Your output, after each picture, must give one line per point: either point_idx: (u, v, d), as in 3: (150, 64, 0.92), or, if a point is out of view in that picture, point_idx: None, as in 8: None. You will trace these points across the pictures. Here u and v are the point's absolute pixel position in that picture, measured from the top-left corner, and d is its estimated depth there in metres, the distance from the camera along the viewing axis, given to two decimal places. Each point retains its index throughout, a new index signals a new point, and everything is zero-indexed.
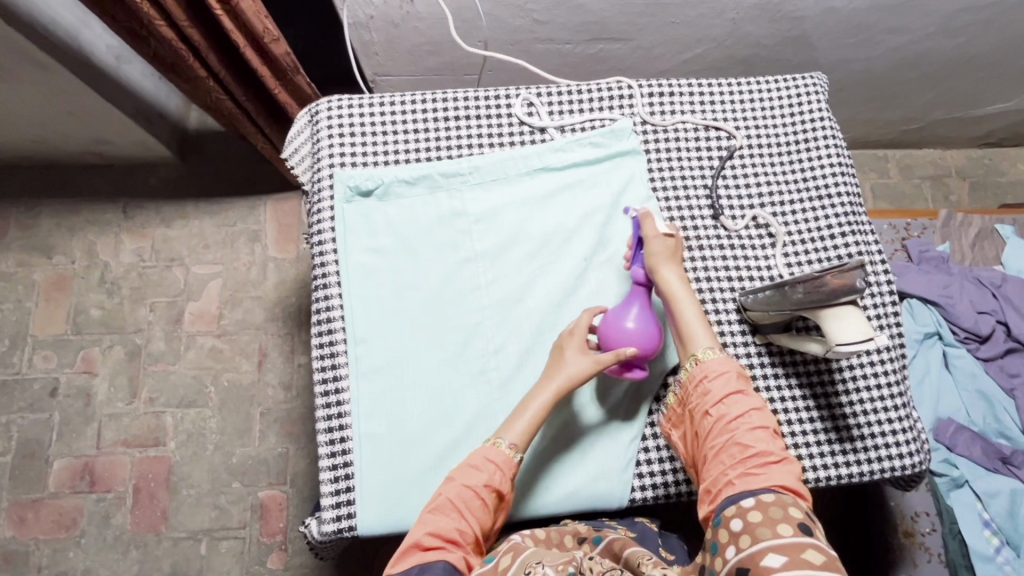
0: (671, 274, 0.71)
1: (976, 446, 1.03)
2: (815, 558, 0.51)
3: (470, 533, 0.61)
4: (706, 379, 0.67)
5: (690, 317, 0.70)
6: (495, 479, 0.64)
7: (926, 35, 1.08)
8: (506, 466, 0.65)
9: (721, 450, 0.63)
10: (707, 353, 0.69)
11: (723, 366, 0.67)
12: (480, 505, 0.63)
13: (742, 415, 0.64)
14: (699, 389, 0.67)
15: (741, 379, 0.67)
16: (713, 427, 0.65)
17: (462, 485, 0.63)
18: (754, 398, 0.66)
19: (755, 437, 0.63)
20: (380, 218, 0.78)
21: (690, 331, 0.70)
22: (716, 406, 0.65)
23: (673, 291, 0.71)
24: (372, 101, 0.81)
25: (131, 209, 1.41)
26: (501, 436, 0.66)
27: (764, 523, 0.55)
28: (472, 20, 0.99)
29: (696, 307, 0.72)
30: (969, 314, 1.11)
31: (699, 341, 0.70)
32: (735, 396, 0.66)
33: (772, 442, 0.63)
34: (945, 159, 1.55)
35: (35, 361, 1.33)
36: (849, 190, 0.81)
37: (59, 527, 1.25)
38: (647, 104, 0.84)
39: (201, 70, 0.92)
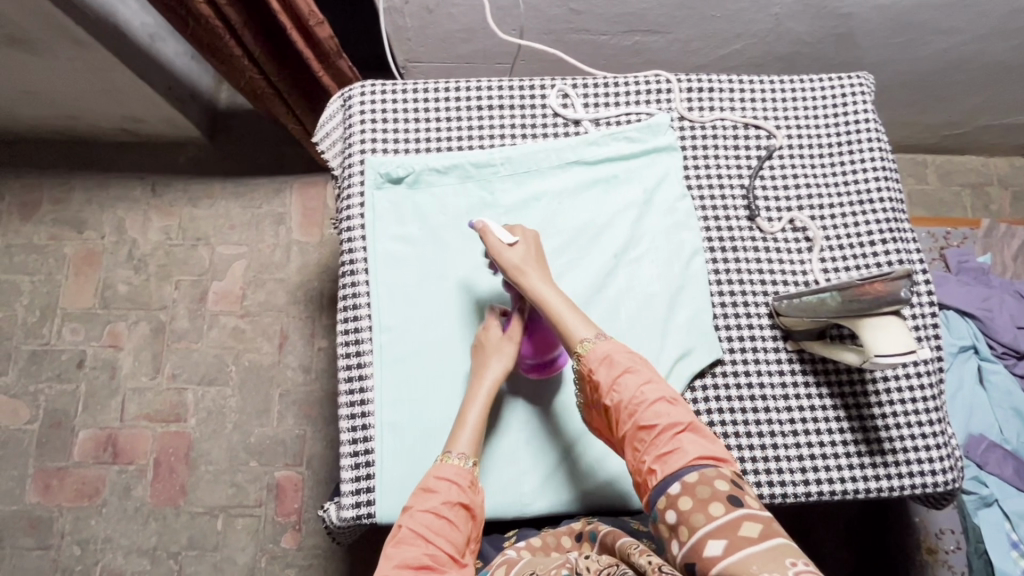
0: (530, 278, 0.69)
1: (1007, 465, 1.00)
2: (752, 530, 0.49)
3: (443, 554, 0.58)
4: (593, 371, 0.64)
5: (562, 313, 0.67)
6: (452, 495, 0.61)
7: (979, 36, 1.04)
8: (460, 477, 0.62)
9: (634, 440, 0.60)
10: (585, 346, 0.65)
11: (606, 349, 0.64)
12: (446, 524, 0.60)
13: (637, 394, 0.61)
14: (592, 381, 0.64)
15: (628, 357, 0.64)
16: (618, 418, 0.62)
17: (417, 509, 0.60)
18: (643, 370, 0.63)
19: (656, 414, 0.60)
20: (411, 206, 0.77)
21: (564, 328, 0.67)
22: (610, 397, 0.62)
23: (535, 294, 0.69)
24: (405, 86, 0.81)
25: (160, 187, 1.43)
26: (450, 451, 0.64)
27: (696, 508, 0.53)
28: (508, 7, 0.97)
29: (564, 298, 0.69)
30: (1007, 328, 1.07)
31: (578, 334, 0.66)
32: (624, 378, 0.62)
33: (672, 412, 0.60)
34: (988, 167, 1.50)
35: (64, 333, 1.36)
36: (892, 195, 0.79)
37: (82, 495, 1.28)
38: (685, 99, 0.82)
39: (237, 49, 0.92)
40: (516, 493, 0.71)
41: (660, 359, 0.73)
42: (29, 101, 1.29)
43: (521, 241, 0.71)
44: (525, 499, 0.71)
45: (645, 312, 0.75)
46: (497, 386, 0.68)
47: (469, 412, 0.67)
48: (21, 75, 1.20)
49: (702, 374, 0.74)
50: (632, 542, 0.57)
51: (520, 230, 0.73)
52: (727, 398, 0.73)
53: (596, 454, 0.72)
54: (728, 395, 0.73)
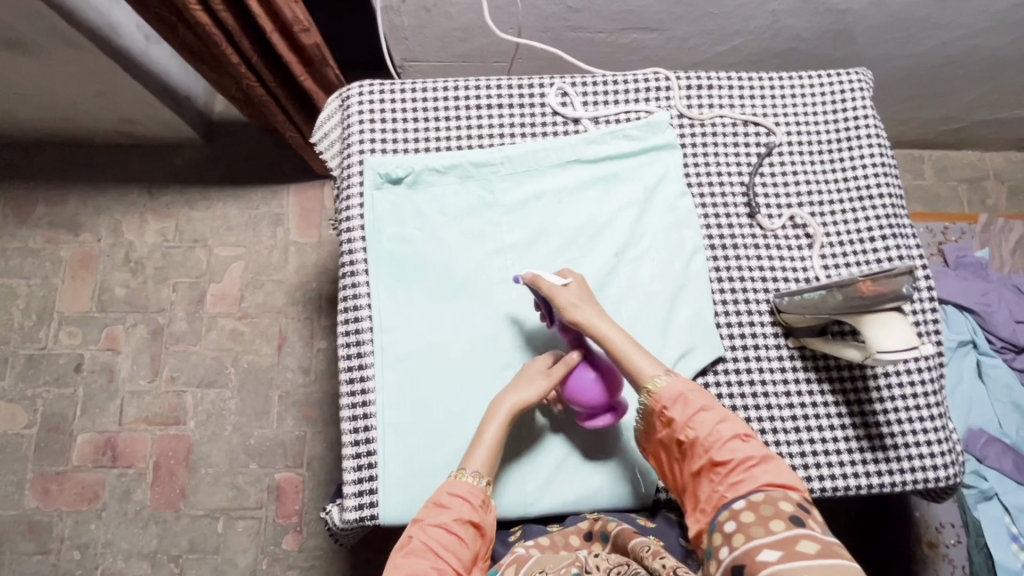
0: (589, 314, 0.68)
1: (1007, 459, 1.00)
2: (810, 547, 0.50)
3: (450, 569, 0.59)
4: (666, 408, 0.64)
5: (628, 351, 0.67)
6: (464, 512, 0.62)
7: (976, 32, 1.04)
8: (473, 496, 0.63)
9: (706, 474, 0.60)
10: (657, 382, 0.65)
11: (678, 387, 0.64)
12: (456, 541, 0.61)
13: (714, 431, 0.61)
14: (663, 418, 0.64)
15: (701, 394, 0.64)
16: (691, 453, 0.62)
17: (428, 523, 0.61)
18: (716, 407, 0.63)
19: (732, 451, 0.60)
20: (411, 207, 0.77)
21: (632, 366, 0.66)
22: (684, 432, 0.62)
23: (599, 332, 0.67)
24: (404, 85, 0.80)
25: (157, 190, 1.42)
26: (464, 468, 0.65)
27: (756, 522, 0.54)
28: (506, 6, 0.97)
29: (625, 334, 0.68)
30: (1005, 322, 1.07)
31: (647, 370, 0.66)
32: (700, 414, 0.62)
33: (748, 448, 0.60)
34: (984, 161, 1.51)
35: (61, 337, 1.35)
36: (892, 191, 0.79)
37: (82, 499, 1.27)
38: (684, 97, 0.82)
39: (234, 55, 0.92)
40: (521, 493, 0.70)
41: (663, 357, 0.73)
42: (24, 103, 1.28)
43: (575, 282, 0.70)
44: (531, 500, 0.70)
45: (646, 310, 0.75)
46: (516, 408, 0.67)
47: (486, 429, 0.66)
48: (17, 78, 1.19)
49: (704, 372, 0.74)
50: (644, 541, 0.60)
51: (571, 272, 0.72)
52: (729, 395, 0.74)
53: (596, 456, 0.72)
54: (730, 393, 0.74)
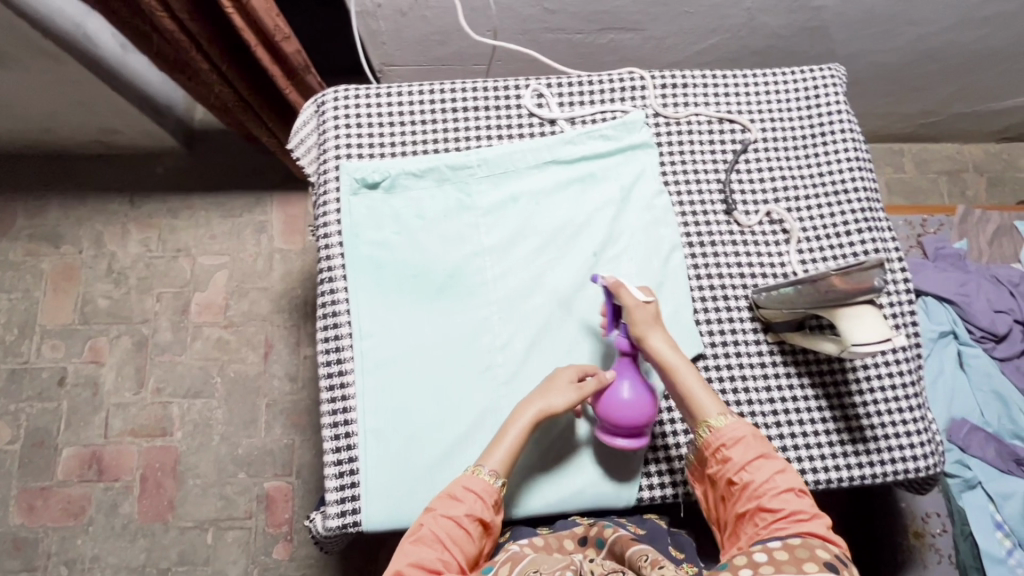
0: (658, 342, 0.67)
1: (989, 447, 1.01)
2: None
3: (454, 563, 0.59)
4: (724, 446, 0.64)
5: (692, 386, 0.66)
6: (476, 508, 0.62)
7: (950, 25, 1.05)
8: (487, 494, 0.63)
9: (752, 517, 0.60)
10: (719, 420, 0.65)
11: (738, 431, 0.64)
12: (464, 535, 0.61)
13: (769, 479, 0.61)
14: (718, 456, 0.64)
15: (762, 442, 0.64)
16: (741, 495, 0.62)
17: (442, 512, 0.61)
18: (775, 457, 0.63)
19: (785, 500, 0.60)
20: (388, 211, 0.77)
21: (694, 400, 0.66)
22: (739, 473, 0.62)
23: (665, 361, 0.67)
24: (379, 90, 0.80)
25: (138, 200, 1.41)
26: (481, 465, 0.64)
27: (790, 561, 0.54)
28: (482, 9, 0.97)
29: (693, 368, 0.67)
30: (985, 312, 1.08)
31: (707, 406, 0.66)
32: (758, 461, 0.62)
33: (802, 503, 0.60)
34: (963, 154, 1.52)
35: (44, 350, 1.33)
36: (866, 184, 0.80)
37: (68, 514, 1.26)
38: (659, 96, 0.82)
39: (203, 62, 0.91)
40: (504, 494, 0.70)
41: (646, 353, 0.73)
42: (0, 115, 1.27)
43: (652, 305, 0.69)
44: (518, 496, 0.70)
45: None
46: (542, 414, 0.66)
47: (510, 430, 0.65)
48: None
49: None
50: (642, 549, 0.61)
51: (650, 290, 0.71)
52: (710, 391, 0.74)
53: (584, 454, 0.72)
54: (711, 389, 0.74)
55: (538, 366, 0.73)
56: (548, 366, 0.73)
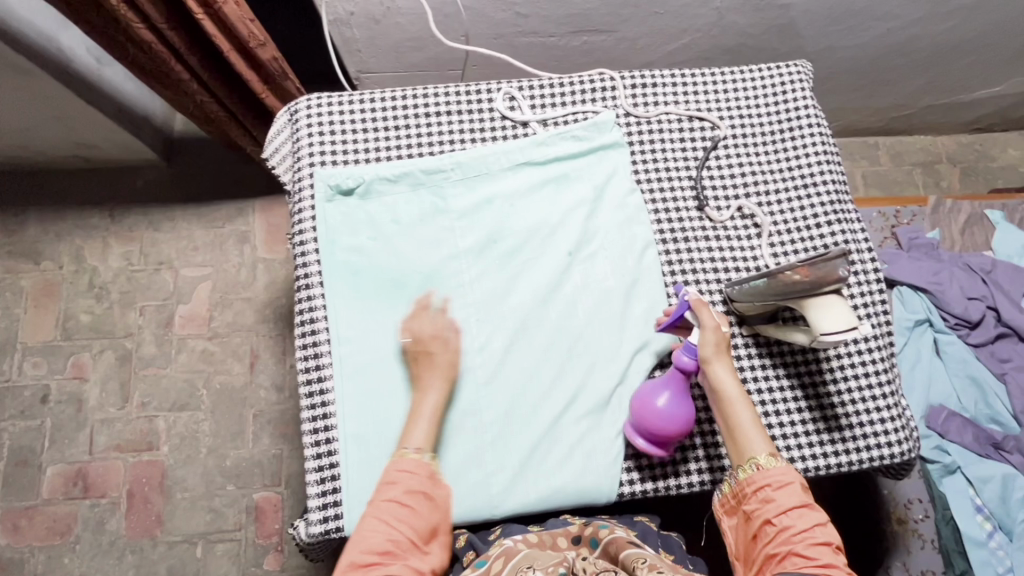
0: (721, 372, 0.68)
1: (967, 431, 1.03)
2: None
3: (405, 540, 0.60)
4: (767, 487, 0.63)
5: (745, 423, 0.66)
6: (412, 484, 0.63)
7: (914, 19, 1.08)
8: (421, 469, 0.64)
9: (782, 560, 0.59)
10: (767, 460, 0.64)
11: (785, 476, 0.63)
12: (408, 513, 0.61)
13: (806, 524, 0.60)
14: (761, 495, 0.63)
15: (806, 494, 0.63)
16: (775, 537, 0.61)
17: (383, 498, 0.62)
18: (817, 511, 0.62)
19: (818, 550, 0.59)
20: (363, 217, 0.77)
21: (745, 436, 0.66)
22: (779, 516, 0.61)
23: (725, 391, 0.67)
24: (351, 97, 0.80)
25: (118, 213, 1.40)
26: (405, 446, 0.65)
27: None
28: (454, 14, 0.98)
29: (749, 406, 0.67)
30: (959, 299, 1.10)
31: (756, 445, 0.65)
32: (800, 509, 0.61)
33: (836, 560, 0.59)
34: (936, 145, 1.55)
35: (26, 368, 1.32)
36: (835, 177, 0.81)
37: (53, 533, 1.25)
38: (629, 96, 0.83)
39: (184, 71, 0.92)
40: (485, 495, 0.70)
41: (621, 349, 0.75)
42: None
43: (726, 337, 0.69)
44: (500, 496, 0.70)
45: (602, 308, 0.76)
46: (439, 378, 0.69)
47: (423, 403, 0.68)
48: None
49: (662, 365, 0.76)
50: (638, 552, 0.60)
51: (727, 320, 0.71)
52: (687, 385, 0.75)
53: (563, 452, 0.72)
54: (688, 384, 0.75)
55: (517, 366, 0.74)
56: (526, 366, 0.74)
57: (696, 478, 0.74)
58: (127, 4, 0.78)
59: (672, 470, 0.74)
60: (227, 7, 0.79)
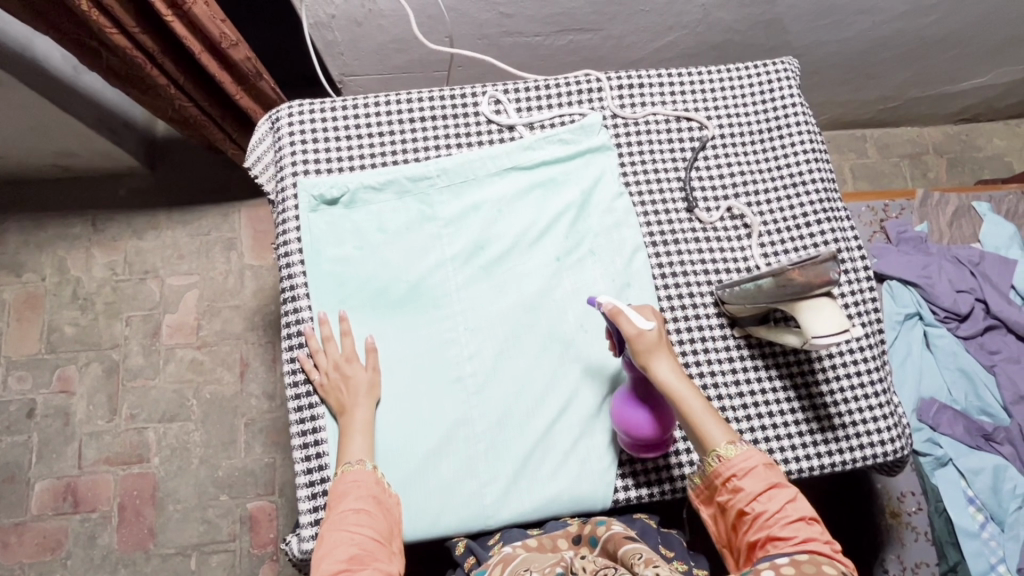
0: (664, 370, 0.64)
1: (958, 424, 1.04)
2: None
3: (369, 543, 0.60)
4: (734, 477, 0.62)
5: (699, 416, 0.64)
6: (363, 491, 0.63)
7: (898, 14, 1.08)
8: (367, 476, 0.65)
9: (763, 546, 0.59)
10: (728, 449, 0.63)
11: (749, 461, 0.63)
12: (366, 517, 0.62)
13: (780, 503, 0.60)
14: (729, 486, 0.63)
15: (772, 471, 0.63)
16: (752, 524, 0.61)
17: (339, 510, 0.62)
18: (787, 487, 0.62)
19: (796, 527, 0.59)
20: (349, 226, 0.76)
21: (703, 429, 0.64)
22: (751, 504, 0.61)
23: (672, 391, 0.65)
24: (334, 103, 0.79)
25: (101, 222, 1.37)
26: (347, 462, 0.66)
27: (807, 563, 0.54)
28: (437, 16, 0.97)
29: (698, 395, 0.65)
30: (948, 293, 1.10)
31: (715, 434, 0.64)
32: (770, 491, 0.61)
33: (813, 532, 0.59)
34: (923, 137, 1.56)
35: (10, 382, 1.30)
36: (824, 175, 0.81)
37: (44, 549, 1.23)
38: (616, 97, 0.83)
39: (160, 77, 0.89)
40: (478, 505, 0.70)
41: (612, 357, 0.74)
42: None
43: (658, 329, 0.65)
44: (495, 504, 0.70)
45: (591, 314, 0.75)
46: (363, 403, 0.69)
47: (354, 420, 0.69)
48: None
49: None
50: (636, 547, 0.59)
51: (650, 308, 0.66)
52: None
53: (555, 460, 0.71)
54: None
55: (509, 372, 0.73)
56: (517, 375, 0.73)
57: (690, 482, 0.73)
58: (97, 8, 0.75)
59: (667, 475, 0.73)
60: (197, 8, 0.77)
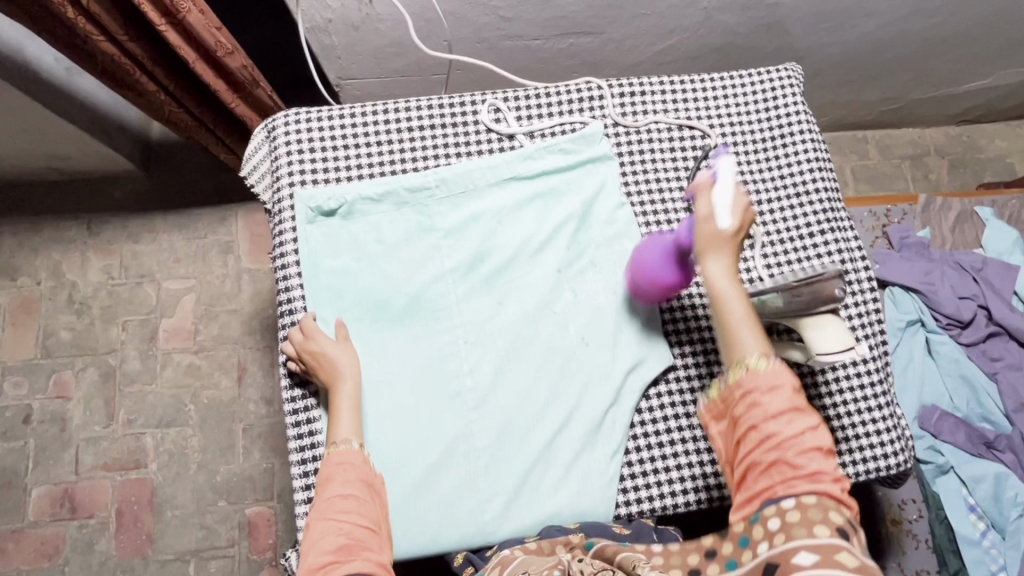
0: (716, 267, 0.60)
1: (960, 432, 1.04)
2: (851, 562, 0.46)
3: (359, 530, 0.57)
4: (754, 391, 0.56)
5: (739, 323, 0.58)
6: (351, 474, 0.61)
7: (902, 16, 1.07)
8: (356, 458, 0.62)
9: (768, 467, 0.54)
10: (757, 362, 0.57)
11: (776, 380, 0.56)
12: (354, 502, 0.59)
13: (797, 430, 0.54)
14: (747, 400, 0.56)
15: (798, 394, 0.56)
16: (762, 443, 0.54)
17: (326, 497, 0.59)
18: (809, 413, 0.55)
19: (809, 456, 0.53)
20: (348, 239, 0.75)
21: (735, 337, 0.58)
22: (767, 424, 0.54)
23: (717, 289, 0.59)
24: (331, 112, 0.78)
25: (96, 226, 1.36)
26: (333, 441, 0.64)
27: (801, 523, 0.50)
28: (435, 20, 0.95)
29: (746, 303, 0.59)
30: (950, 300, 1.09)
31: (747, 347, 0.58)
32: (791, 414, 0.55)
33: (826, 465, 0.53)
34: (925, 138, 1.55)
35: (6, 388, 1.29)
36: (827, 185, 0.80)
37: (42, 556, 1.22)
38: (618, 105, 0.81)
39: (150, 84, 0.88)
40: (478, 521, 0.69)
41: (613, 370, 0.73)
42: None
43: (734, 217, 0.61)
44: (494, 521, 0.69)
45: (592, 327, 0.74)
46: (344, 383, 0.67)
47: (341, 396, 0.67)
48: None
49: (656, 383, 0.75)
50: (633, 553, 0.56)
51: (742, 206, 0.61)
52: (681, 402, 0.74)
53: (555, 476, 0.71)
54: (682, 401, 0.74)
55: (510, 385, 0.73)
56: (517, 389, 0.72)
57: (692, 497, 0.73)
58: (85, 16, 0.74)
59: (669, 489, 0.72)
60: (191, 17, 0.76)
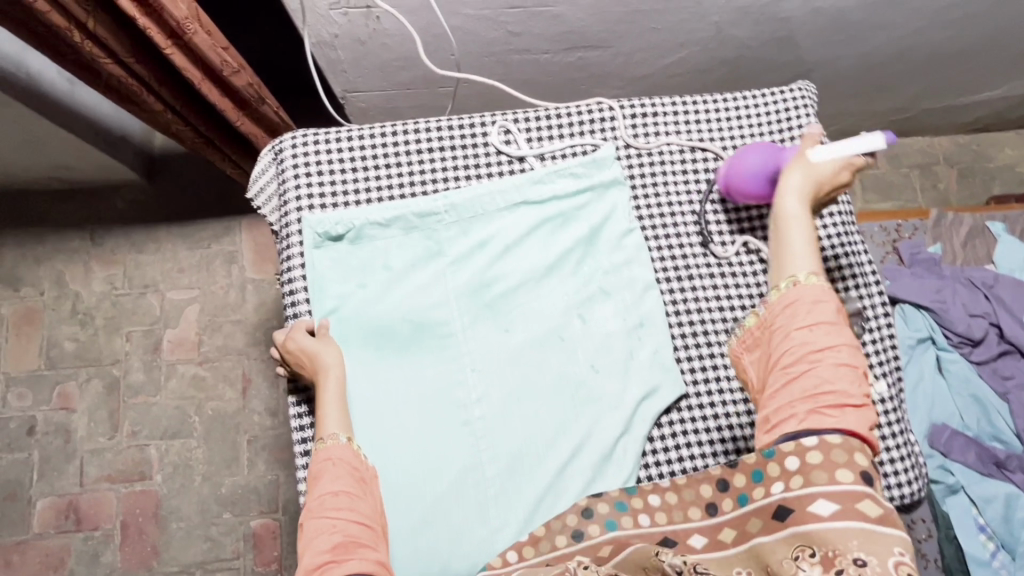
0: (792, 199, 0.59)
1: (970, 451, 1.03)
2: (871, 510, 0.48)
3: (353, 527, 0.56)
4: (795, 304, 0.55)
5: (797, 242, 0.58)
6: (341, 469, 0.59)
7: (915, 29, 1.05)
8: (344, 454, 0.60)
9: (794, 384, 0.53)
10: (807, 279, 0.56)
11: (819, 300, 0.55)
12: (346, 499, 0.57)
13: (826, 351, 0.53)
14: (786, 314, 0.55)
15: (838, 315, 0.55)
16: (794, 356, 0.54)
17: (317, 495, 0.57)
18: (848, 333, 0.54)
19: (838, 379, 0.52)
20: (357, 264, 0.74)
21: (787, 252, 0.58)
22: (801, 338, 0.54)
23: (782, 210, 0.60)
24: (339, 134, 0.77)
25: (99, 236, 1.35)
26: (320, 437, 0.62)
27: (822, 466, 0.50)
28: (442, 35, 0.94)
29: (811, 235, 0.58)
30: (962, 318, 1.09)
31: (799, 264, 0.57)
32: (827, 332, 0.53)
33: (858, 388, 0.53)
34: (934, 147, 1.53)
35: (10, 399, 1.28)
36: (842, 208, 0.79)
37: (46, 567, 1.22)
38: (629, 127, 0.80)
39: (156, 104, 0.87)
40: (489, 551, 0.68)
41: (624, 398, 0.72)
42: None
43: (829, 170, 0.61)
44: None
45: (603, 354, 0.74)
46: (331, 380, 0.66)
47: (326, 394, 0.64)
48: None
49: (668, 411, 0.74)
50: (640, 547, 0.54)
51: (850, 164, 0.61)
52: (694, 430, 0.73)
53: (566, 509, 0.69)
54: (694, 430, 0.73)
55: (521, 413, 0.72)
56: (527, 418, 0.72)
57: None
58: (91, 39, 0.73)
59: None
60: (198, 38, 0.75)
